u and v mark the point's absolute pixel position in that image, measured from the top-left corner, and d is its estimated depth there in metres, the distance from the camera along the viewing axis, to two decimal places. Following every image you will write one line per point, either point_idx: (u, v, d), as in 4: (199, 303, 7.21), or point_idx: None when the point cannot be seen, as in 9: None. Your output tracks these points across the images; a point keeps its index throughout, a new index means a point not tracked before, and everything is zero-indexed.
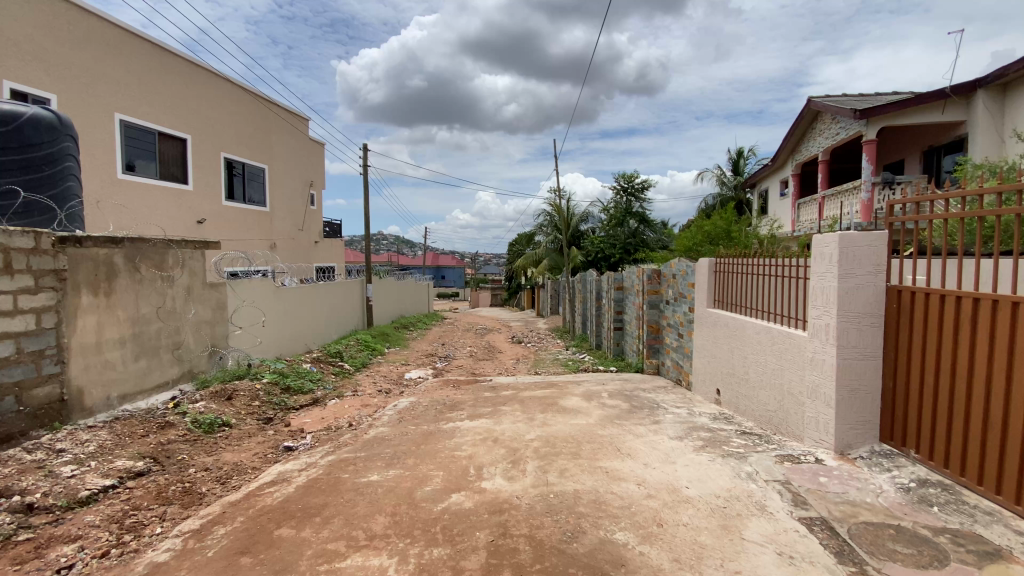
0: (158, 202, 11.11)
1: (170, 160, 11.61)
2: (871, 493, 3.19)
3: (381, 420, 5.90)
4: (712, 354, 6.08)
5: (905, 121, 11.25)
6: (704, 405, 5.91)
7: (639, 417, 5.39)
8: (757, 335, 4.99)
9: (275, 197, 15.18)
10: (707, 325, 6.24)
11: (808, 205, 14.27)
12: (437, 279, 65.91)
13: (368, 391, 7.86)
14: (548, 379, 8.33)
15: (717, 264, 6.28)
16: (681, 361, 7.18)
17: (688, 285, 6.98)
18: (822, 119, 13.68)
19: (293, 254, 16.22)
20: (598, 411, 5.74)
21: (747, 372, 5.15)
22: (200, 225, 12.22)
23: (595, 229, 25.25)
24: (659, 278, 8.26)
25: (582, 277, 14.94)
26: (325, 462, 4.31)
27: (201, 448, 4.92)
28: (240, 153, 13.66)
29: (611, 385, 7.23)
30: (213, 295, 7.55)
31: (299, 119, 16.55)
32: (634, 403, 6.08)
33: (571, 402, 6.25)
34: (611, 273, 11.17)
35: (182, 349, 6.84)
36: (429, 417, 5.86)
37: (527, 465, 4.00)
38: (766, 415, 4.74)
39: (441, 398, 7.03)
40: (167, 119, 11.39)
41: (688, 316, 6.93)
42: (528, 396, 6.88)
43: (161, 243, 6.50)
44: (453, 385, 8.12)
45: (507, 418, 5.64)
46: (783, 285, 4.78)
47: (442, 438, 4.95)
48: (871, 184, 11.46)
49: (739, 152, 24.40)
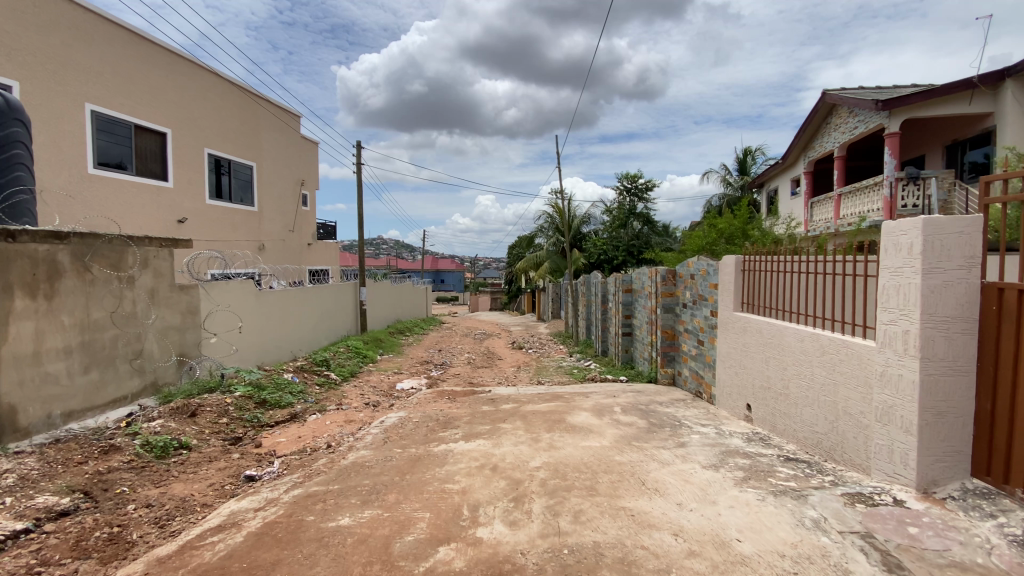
0: (134, 199, 10.40)
1: (148, 156, 10.93)
2: (979, 550, 2.42)
3: (364, 441, 5.14)
4: (741, 365, 5.34)
5: (930, 112, 10.56)
6: (733, 423, 5.17)
7: (660, 439, 4.65)
8: (800, 343, 4.27)
9: (263, 197, 14.46)
10: (733, 330, 5.52)
11: (823, 204, 13.59)
12: (437, 284, 65.08)
13: (354, 404, 7.11)
14: (552, 390, 7.58)
15: (745, 263, 5.57)
16: (701, 372, 6.45)
17: (709, 287, 6.26)
18: (838, 113, 13.01)
19: (283, 256, 15.48)
20: (612, 431, 4.99)
21: (788, 386, 4.42)
22: (180, 224, 11.50)
23: (598, 232, 24.58)
24: (674, 279, 7.54)
25: (586, 279, 14.24)
26: (288, 499, 3.57)
27: (147, 479, 4.19)
28: (225, 150, 12.96)
29: (623, 398, 6.48)
30: (183, 298, 6.85)
31: (290, 115, 15.86)
32: (652, 421, 5.33)
33: (580, 420, 5.50)
34: (618, 274, 10.43)
35: (144, 358, 6.13)
36: (419, 437, 5.11)
37: (532, 505, 3.26)
38: (816, 438, 4.01)
39: (433, 413, 6.27)
40: (144, 111, 10.70)
41: (710, 321, 6.20)
42: (531, 411, 6.14)
43: (118, 239, 5.81)
44: (449, 397, 7.36)
45: (508, 439, 4.89)
46: (839, 285, 4.04)
47: (431, 465, 4.21)
48: (895, 179, 10.68)
49: (746, 151, 23.70)
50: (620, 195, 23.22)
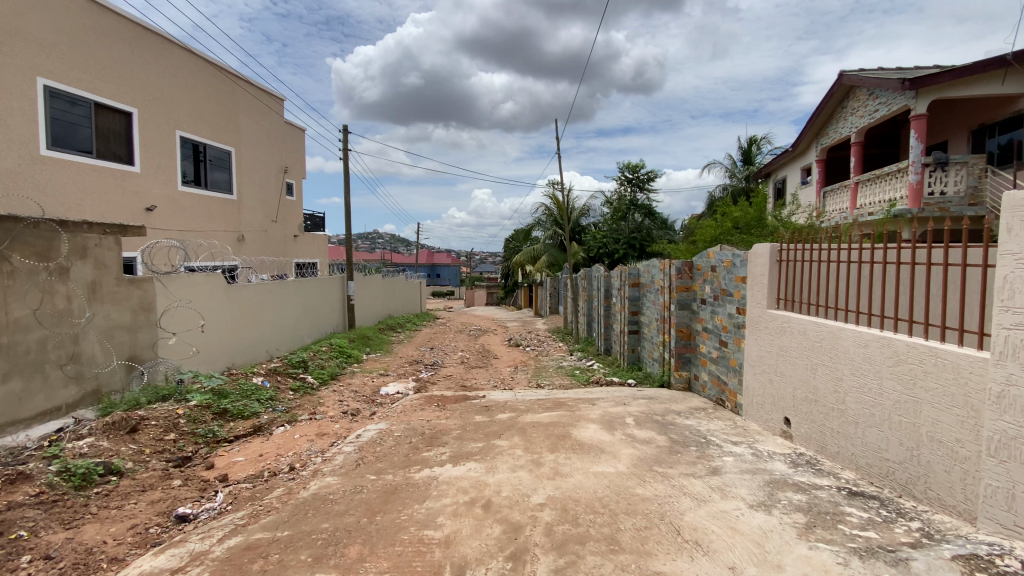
0: (94, 184, 9.49)
1: (111, 137, 9.99)
2: None
3: (333, 462, 4.32)
4: (777, 372, 4.54)
5: (958, 93, 9.78)
6: (769, 440, 4.40)
7: (687, 464, 3.86)
8: (863, 350, 3.50)
9: (242, 184, 13.53)
10: (767, 330, 4.73)
11: (838, 192, 12.81)
12: (432, 278, 63.99)
13: (331, 413, 6.28)
14: (553, 396, 6.78)
15: (783, 254, 4.74)
16: (723, 377, 5.67)
17: (735, 281, 5.45)
18: (857, 95, 12.21)
19: (264, 248, 14.57)
20: (629, 452, 4.19)
21: (844, 400, 3.67)
22: (148, 213, 10.58)
23: (598, 225, 23.83)
24: (691, 271, 6.69)
25: (587, 273, 13.40)
26: (219, 555, 2.76)
27: (57, 518, 3.37)
28: (200, 133, 12.04)
29: (636, 407, 5.71)
30: (134, 293, 6.00)
31: (271, 98, 14.89)
32: (674, 437, 4.55)
33: (588, 435, 4.70)
34: (624, 267, 9.58)
35: (83, 362, 5.29)
36: (399, 458, 4.31)
37: (536, 568, 2.47)
38: (886, 467, 3.29)
39: (419, 425, 5.43)
40: (106, 88, 9.75)
41: (735, 320, 5.42)
42: (531, 422, 5.34)
43: (47, 224, 4.95)
44: (437, 403, 6.55)
45: (505, 461, 4.09)
46: (926, 277, 3.25)
47: (409, 500, 3.40)
48: (921, 165, 9.98)
49: (750, 140, 22.82)
50: (621, 186, 22.59)
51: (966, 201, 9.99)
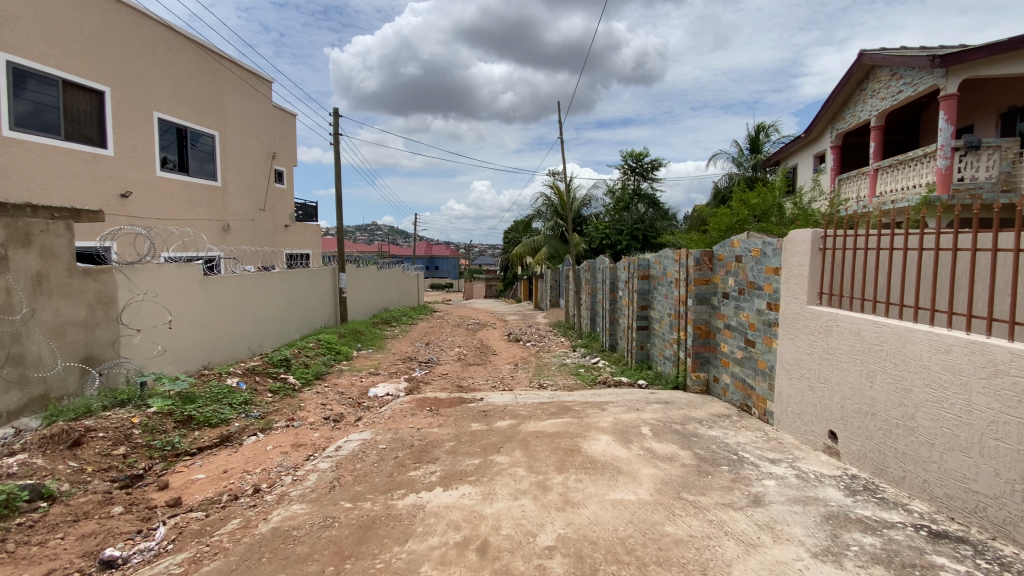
0: (63, 168, 8.78)
1: (82, 117, 9.25)
2: None
3: (304, 484, 3.69)
4: (821, 379, 3.92)
5: (993, 72, 9.09)
6: (810, 458, 3.80)
7: (721, 491, 3.25)
8: (943, 357, 2.89)
9: (227, 170, 12.82)
10: (807, 329, 4.10)
11: (855, 179, 12.14)
12: (431, 270, 63.36)
13: (311, 418, 5.65)
14: (557, 399, 6.17)
15: (827, 242, 4.07)
16: (749, 381, 5.06)
17: (765, 273, 4.81)
18: (878, 76, 11.51)
19: (252, 237, 13.88)
20: (650, 472, 3.57)
21: (914, 416, 3.08)
22: (124, 199, 9.88)
23: (600, 215, 23.22)
24: (711, 262, 6.04)
25: (591, 264, 12.74)
26: None
27: None
28: (180, 116, 11.31)
29: (650, 414, 5.10)
30: (89, 286, 5.36)
31: (258, 79, 14.12)
32: (702, 453, 3.94)
33: (599, 449, 4.09)
34: (631, 258, 8.91)
35: (27, 364, 4.66)
36: (383, 478, 3.70)
37: None
38: (973, 502, 2.73)
39: (407, 434, 4.80)
40: (75, 64, 9.00)
41: (765, 317, 4.78)
42: (534, 432, 4.71)
43: None
44: (430, 408, 5.92)
45: (504, 483, 3.48)
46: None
47: (389, 540, 2.78)
48: (951, 149, 9.37)
49: (758, 126, 22.01)
50: (625, 175, 21.94)
51: (999, 188, 9.32)
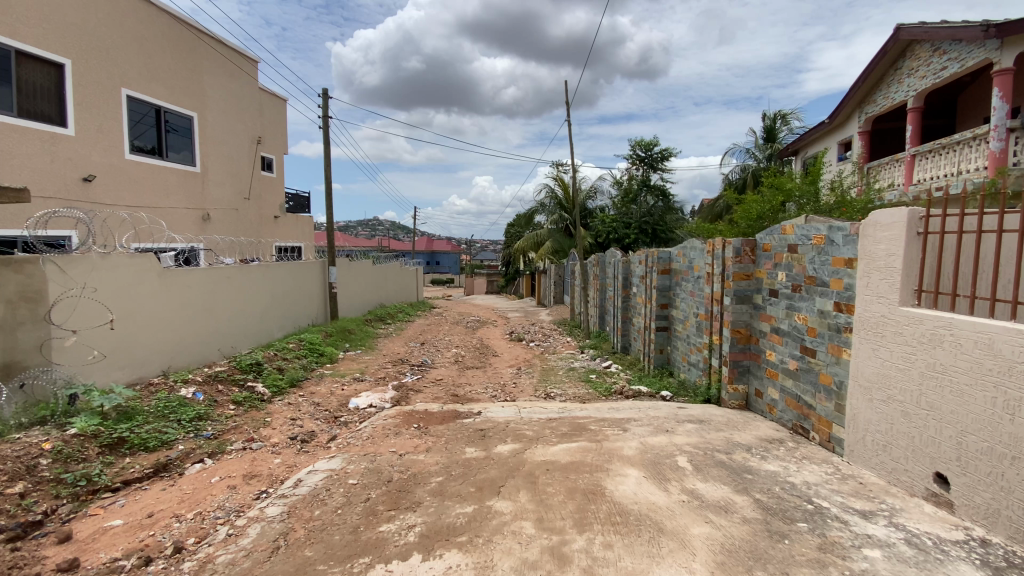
0: (14, 146, 7.83)
1: (38, 91, 8.30)
2: None
3: (239, 543, 2.76)
4: (923, 406, 2.96)
5: None
6: (912, 510, 2.86)
7: (812, 569, 2.30)
8: None
9: (207, 155, 11.89)
10: (901, 339, 3.14)
11: (888, 166, 11.10)
12: (431, 266, 62.44)
13: (275, 438, 4.74)
14: (568, 414, 5.23)
15: (930, 224, 3.07)
16: (806, 399, 4.13)
17: (833, 266, 3.87)
18: (917, 53, 10.46)
19: (235, 228, 12.97)
20: (703, 533, 2.64)
21: None
22: (86, 183, 8.94)
23: (607, 208, 22.30)
24: (754, 253, 5.09)
25: (600, 259, 11.77)
26: None
27: None
28: (153, 94, 10.36)
29: (685, 439, 4.16)
30: (8, 278, 4.50)
31: (242, 58, 13.16)
32: (767, 500, 3.01)
33: (629, 492, 3.16)
34: (648, 250, 7.95)
35: None
36: (344, 535, 2.77)
37: None
38: None
39: (385, 464, 3.87)
40: (29, 32, 8.04)
41: (834, 320, 3.82)
42: (542, 462, 3.77)
43: None
44: (417, 424, 5.00)
45: (504, 549, 2.55)
46: None
47: None
48: (1006, 129, 8.38)
49: (774, 115, 21.02)
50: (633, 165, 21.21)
51: None
